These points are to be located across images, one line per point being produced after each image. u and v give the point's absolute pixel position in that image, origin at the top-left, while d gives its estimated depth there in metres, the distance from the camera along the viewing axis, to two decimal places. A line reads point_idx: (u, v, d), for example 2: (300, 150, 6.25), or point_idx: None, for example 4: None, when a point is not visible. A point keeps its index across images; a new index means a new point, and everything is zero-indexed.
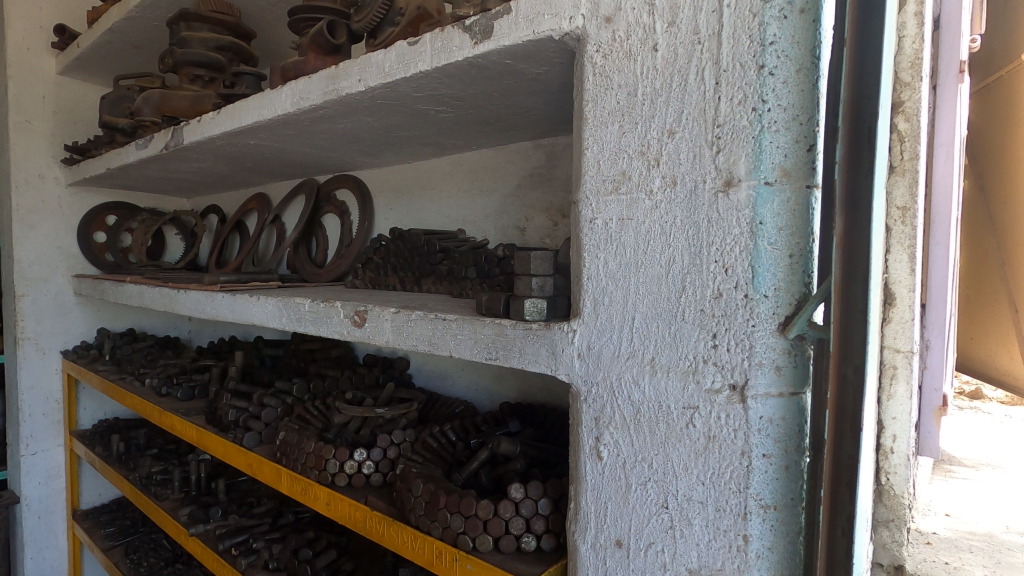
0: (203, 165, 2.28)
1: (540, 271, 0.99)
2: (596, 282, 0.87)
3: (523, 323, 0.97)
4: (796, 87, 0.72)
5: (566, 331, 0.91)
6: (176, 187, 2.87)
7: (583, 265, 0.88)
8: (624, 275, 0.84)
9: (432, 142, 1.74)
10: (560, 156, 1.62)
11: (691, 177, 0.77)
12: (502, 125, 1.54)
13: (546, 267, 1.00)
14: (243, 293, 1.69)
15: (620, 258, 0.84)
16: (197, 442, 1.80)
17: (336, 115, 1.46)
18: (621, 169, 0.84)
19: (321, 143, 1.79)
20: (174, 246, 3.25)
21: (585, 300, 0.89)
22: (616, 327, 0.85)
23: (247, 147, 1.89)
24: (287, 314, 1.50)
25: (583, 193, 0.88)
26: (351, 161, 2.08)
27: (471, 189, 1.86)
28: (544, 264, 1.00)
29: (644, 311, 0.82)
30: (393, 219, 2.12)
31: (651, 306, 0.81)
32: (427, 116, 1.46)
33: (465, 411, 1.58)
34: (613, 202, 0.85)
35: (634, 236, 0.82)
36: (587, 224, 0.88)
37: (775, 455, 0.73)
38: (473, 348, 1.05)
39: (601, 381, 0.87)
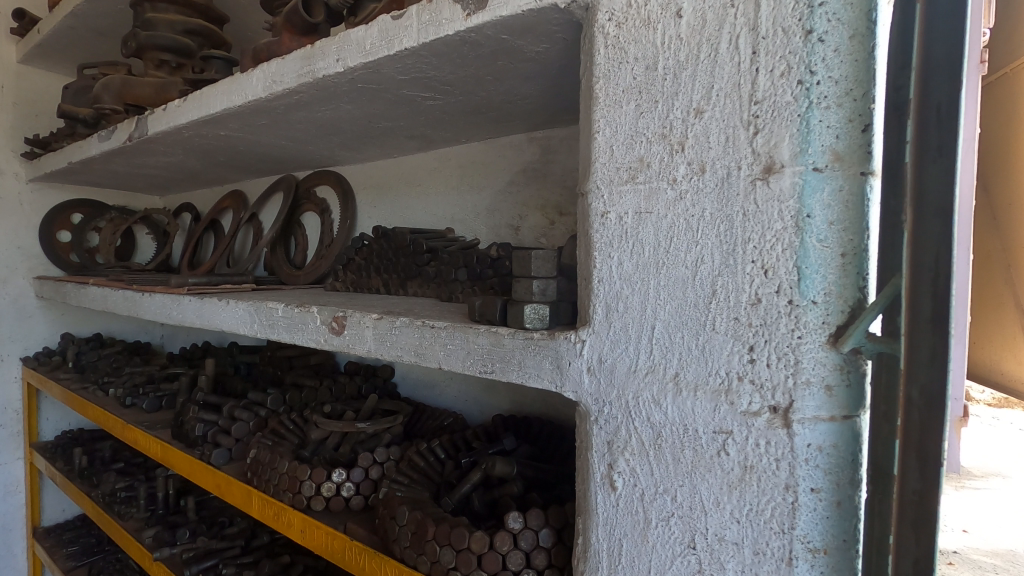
0: (173, 160, 2.13)
1: (542, 272, 0.88)
2: (608, 286, 0.75)
3: (523, 332, 0.85)
4: (849, 57, 0.61)
5: (573, 342, 0.79)
6: (146, 183, 2.71)
7: (593, 266, 0.77)
8: (642, 278, 0.72)
9: (418, 134, 1.62)
10: (556, 150, 1.50)
11: (722, 163, 0.66)
12: (494, 115, 1.42)
13: (548, 268, 0.89)
14: (211, 296, 1.55)
15: (637, 259, 0.73)
16: (161, 459, 1.65)
17: (312, 102, 1.33)
18: (638, 154, 0.72)
19: (298, 135, 1.66)
20: (145, 246, 3.09)
21: (595, 306, 0.77)
22: (633, 338, 0.73)
23: (218, 139, 1.75)
24: (259, 320, 1.37)
25: (593, 183, 0.77)
26: (331, 155, 1.95)
27: (460, 185, 1.74)
28: (547, 264, 0.88)
29: (666, 320, 0.70)
30: (377, 218, 2.00)
31: (674, 315, 0.70)
32: (413, 104, 1.34)
33: (454, 424, 1.46)
34: (629, 192, 0.73)
35: (653, 233, 0.71)
36: (598, 218, 0.76)
37: (825, 490, 0.62)
38: (466, 359, 0.93)
39: (614, 400, 0.75)
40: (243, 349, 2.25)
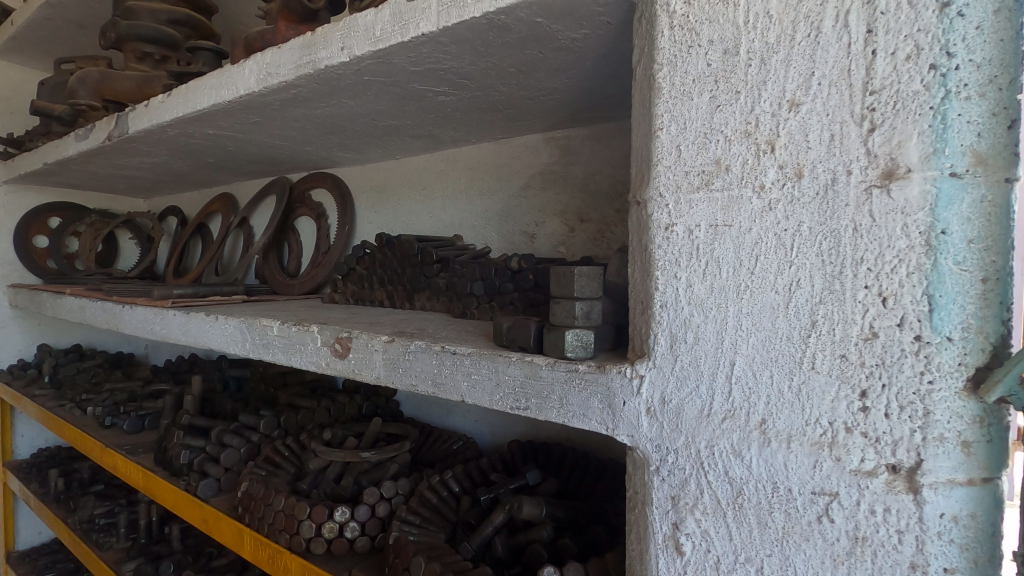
0: (156, 161, 1.99)
1: (583, 292, 0.76)
2: (673, 312, 0.63)
3: (564, 362, 0.73)
4: (994, 36, 0.49)
5: (628, 377, 0.67)
6: (129, 185, 2.56)
7: (654, 288, 0.65)
8: (717, 304, 0.60)
9: (425, 134, 1.50)
10: (577, 151, 1.39)
11: (826, 166, 0.54)
12: (511, 113, 1.30)
13: (589, 288, 0.77)
14: (198, 311, 1.42)
15: (711, 281, 0.61)
16: (143, 488, 1.51)
17: (312, 98, 1.20)
18: (713, 155, 0.60)
19: (293, 134, 1.53)
20: (128, 252, 2.93)
21: (657, 336, 0.65)
22: (706, 375, 0.61)
23: (205, 139, 1.61)
24: (251, 339, 1.23)
25: (654, 189, 0.65)
26: (328, 156, 1.82)
27: (470, 189, 1.62)
28: (588, 283, 0.77)
29: (750, 355, 0.58)
30: (378, 224, 1.87)
31: (760, 350, 0.58)
32: (423, 100, 1.21)
33: (466, 450, 1.34)
34: (701, 201, 0.61)
35: (733, 250, 0.59)
36: (661, 231, 0.64)
37: (960, 570, 0.50)
38: (494, 392, 0.81)
39: (681, 448, 0.63)
40: (233, 363, 2.11)
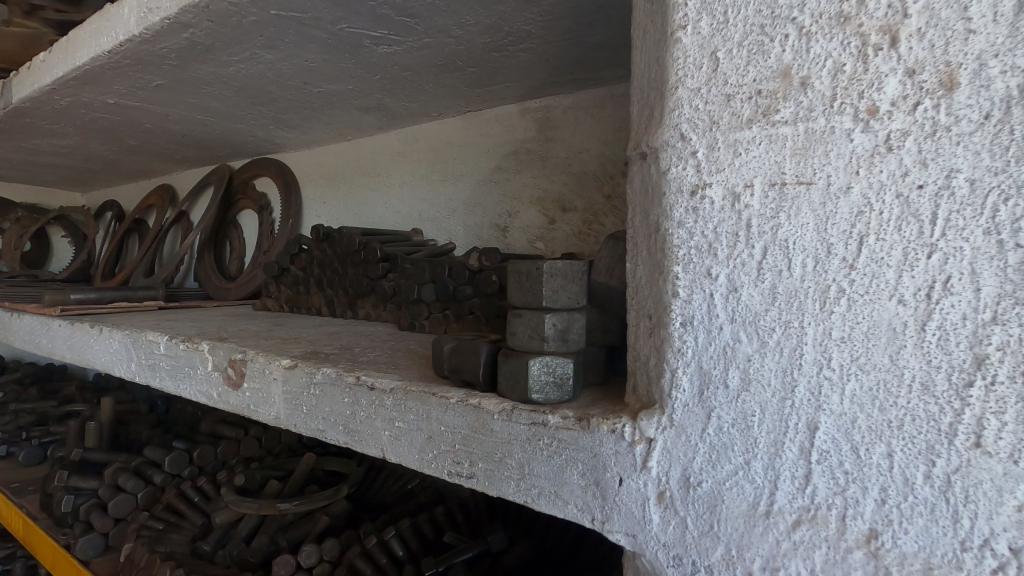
0: (70, 144, 1.70)
1: (560, 302, 0.50)
2: (704, 336, 0.38)
3: (525, 411, 0.47)
4: None
5: (627, 442, 0.41)
6: (57, 176, 2.26)
7: (672, 294, 0.39)
8: (785, 323, 0.35)
9: (375, 105, 1.23)
10: (558, 124, 1.13)
11: (1009, 62, 0.28)
12: (475, 75, 1.04)
13: (569, 296, 0.50)
14: (85, 321, 1.13)
15: (772, 282, 0.35)
16: (24, 540, 1.22)
17: (214, 48, 0.93)
18: (778, 62, 0.35)
19: (214, 105, 1.26)
20: (63, 252, 2.63)
21: (676, 374, 0.39)
22: (763, 446, 0.35)
23: (110, 112, 1.33)
24: (137, 359, 0.96)
25: (673, 130, 0.39)
26: (268, 136, 1.54)
27: (431, 174, 1.35)
28: (567, 288, 0.50)
29: (847, 415, 0.33)
30: (327, 217, 1.59)
31: (866, 407, 0.32)
32: (359, 52, 0.95)
33: (419, 495, 1.07)
34: (754, 144, 0.35)
35: (817, 228, 0.33)
36: (685, 198, 0.38)
37: None
38: (426, 448, 0.54)
39: (717, 566, 0.38)
40: None
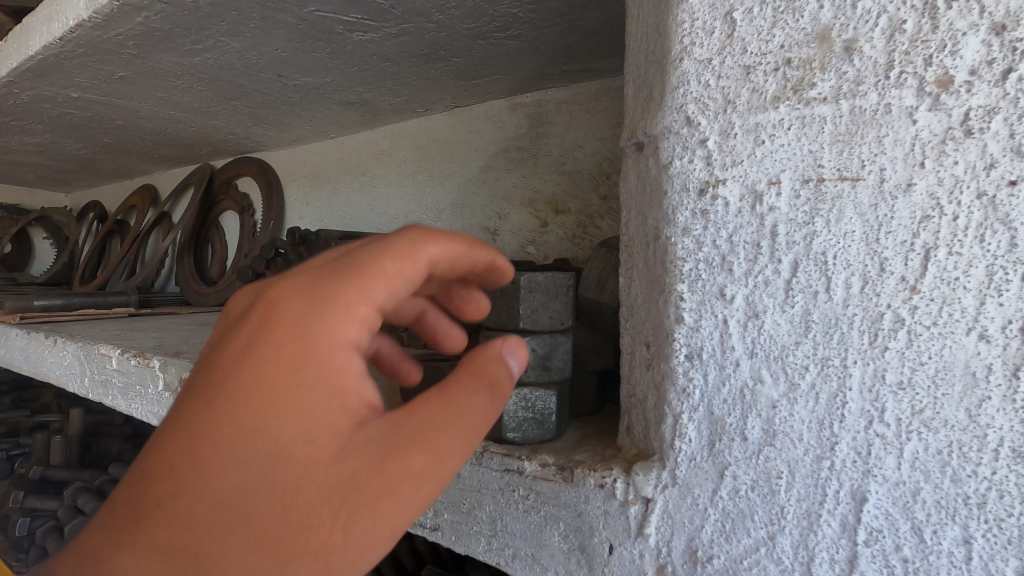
0: (42, 141, 1.62)
1: (539, 322, 0.42)
2: (716, 374, 0.30)
3: (498, 455, 0.39)
4: None
5: (619, 500, 0.33)
6: (38, 176, 2.19)
7: (675, 319, 0.31)
8: (824, 360, 0.27)
9: (355, 99, 1.15)
10: (551, 120, 1.05)
11: None
12: (459, 66, 0.96)
13: (547, 314, 0.42)
14: (41, 330, 1.05)
15: (805, 308, 0.27)
16: None
17: (173, 34, 0.85)
18: (814, 22, 0.27)
19: (185, 100, 1.18)
20: (47, 253, 2.56)
21: (680, 420, 0.31)
22: (793, 518, 0.28)
23: (77, 107, 1.26)
24: (90, 374, 0.88)
25: (674, 111, 0.31)
26: (247, 134, 1.46)
27: (417, 173, 1.27)
28: (548, 304, 0.42)
29: (905, 483, 0.26)
30: (310, 219, 1.51)
31: (935, 473, 0.25)
32: (332, 39, 0.87)
33: None
34: (783, 127, 0.28)
35: (867, 239, 0.26)
36: (691, 199, 0.30)
37: None
38: None
39: None
40: None
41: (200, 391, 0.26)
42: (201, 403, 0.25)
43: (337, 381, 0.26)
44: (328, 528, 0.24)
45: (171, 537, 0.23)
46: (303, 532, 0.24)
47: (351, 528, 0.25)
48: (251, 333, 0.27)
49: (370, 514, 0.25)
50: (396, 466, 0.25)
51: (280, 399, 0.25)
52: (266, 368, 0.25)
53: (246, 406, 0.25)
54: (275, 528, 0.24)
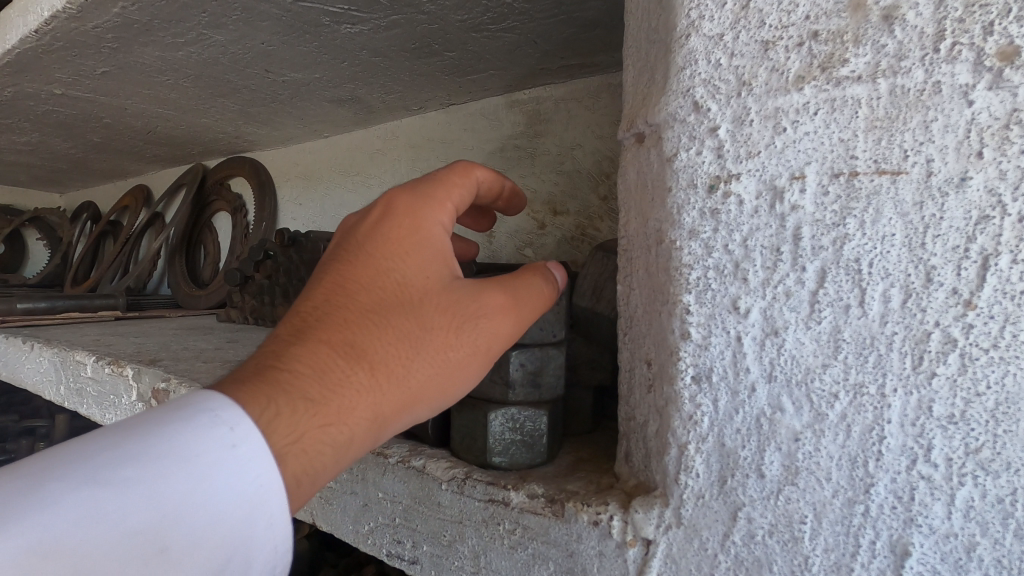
0: (31, 140, 1.59)
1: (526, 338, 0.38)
2: (729, 399, 0.27)
3: (481, 483, 0.35)
4: None
5: (616, 540, 0.30)
6: (31, 175, 2.16)
7: (681, 335, 0.28)
8: (857, 387, 0.24)
9: (347, 96, 1.12)
10: (549, 117, 1.01)
11: None
12: (453, 61, 0.92)
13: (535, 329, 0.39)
14: (19, 335, 1.02)
15: (835, 326, 0.24)
16: None
17: (154, 26, 0.82)
18: None
19: (172, 96, 1.14)
20: (41, 254, 2.53)
21: (686, 451, 0.28)
22: (820, 569, 0.25)
23: (62, 104, 1.22)
24: (65, 382, 0.84)
25: (678, 97, 0.27)
26: (238, 133, 1.43)
27: (411, 173, 1.23)
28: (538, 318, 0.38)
29: (951, 529, 0.23)
30: (304, 220, 1.48)
31: (990, 515, 0.23)
32: (319, 33, 0.83)
33: None
34: (809, 115, 0.24)
35: (909, 245, 0.23)
36: (701, 201, 0.27)
37: None
38: (362, 519, 0.43)
39: None
40: None
41: (338, 257, 0.36)
42: (334, 272, 0.35)
43: (434, 248, 0.36)
44: (442, 340, 0.34)
45: (333, 335, 0.32)
46: (426, 339, 0.33)
47: (458, 342, 0.34)
48: (377, 218, 0.37)
49: (471, 334, 0.34)
50: (489, 301, 0.35)
51: (406, 251, 0.35)
52: (380, 242, 0.36)
53: (382, 255, 0.35)
54: (406, 336, 0.33)
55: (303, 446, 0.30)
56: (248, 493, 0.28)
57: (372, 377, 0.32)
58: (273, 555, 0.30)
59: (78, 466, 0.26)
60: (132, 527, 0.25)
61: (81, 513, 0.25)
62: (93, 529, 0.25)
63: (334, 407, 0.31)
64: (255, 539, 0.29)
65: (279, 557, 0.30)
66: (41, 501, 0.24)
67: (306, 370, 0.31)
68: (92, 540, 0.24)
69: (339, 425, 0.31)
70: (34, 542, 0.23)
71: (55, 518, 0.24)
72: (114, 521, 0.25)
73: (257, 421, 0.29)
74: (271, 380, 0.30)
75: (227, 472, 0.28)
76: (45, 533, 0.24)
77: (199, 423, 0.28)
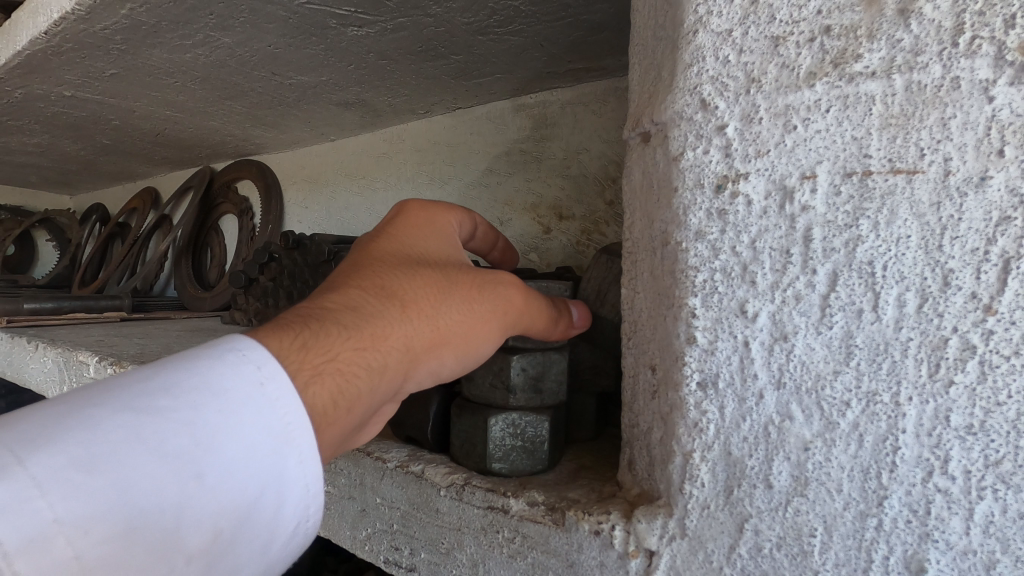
0: (41, 142, 1.61)
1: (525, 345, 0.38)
2: (736, 406, 0.26)
3: (480, 489, 0.35)
4: None
5: (618, 551, 0.29)
6: (42, 177, 2.19)
7: (686, 339, 0.27)
8: (871, 395, 0.23)
9: (353, 100, 1.12)
10: (555, 122, 1.00)
11: None
12: (460, 64, 0.92)
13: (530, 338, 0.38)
14: (25, 334, 1.02)
15: (848, 330, 0.24)
16: None
17: (161, 28, 0.82)
18: None
19: (180, 98, 1.15)
20: (51, 255, 2.56)
21: (691, 460, 0.27)
22: None
23: (72, 106, 1.23)
24: (68, 381, 0.84)
25: (685, 95, 0.26)
26: (246, 136, 1.44)
27: (417, 177, 1.23)
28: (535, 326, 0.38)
29: (971, 545, 0.22)
30: (309, 223, 1.48)
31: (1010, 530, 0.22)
32: (326, 35, 0.83)
33: None
34: (821, 112, 0.24)
35: (925, 246, 0.22)
36: (708, 201, 0.26)
37: None
38: (360, 524, 0.43)
39: None
40: None
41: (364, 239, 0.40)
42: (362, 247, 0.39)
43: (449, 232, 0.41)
44: (468, 294, 0.36)
45: (367, 282, 0.35)
46: (451, 292, 0.36)
47: (481, 296, 0.36)
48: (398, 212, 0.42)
49: (494, 289, 0.37)
50: (507, 272, 0.38)
51: (429, 236, 0.40)
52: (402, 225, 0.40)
53: (406, 233, 0.39)
54: (434, 287, 0.36)
55: (338, 368, 0.31)
56: (280, 425, 0.29)
57: (404, 314, 0.34)
58: (302, 498, 0.31)
59: (114, 398, 0.26)
60: (174, 447, 0.26)
61: (124, 432, 0.25)
62: (136, 446, 0.25)
63: (368, 336, 0.33)
64: (287, 476, 0.29)
65: (309, 501, 0.31)
66: (83, 422, 0.25)
67: (342, 306, 0.33)
68: (136, 457, 0.25)
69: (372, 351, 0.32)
70: (80, 455, 0.24)
71: (100, 436, 0.25)
72: (156, 438, 0.26)
73: (296, 346, 0.31)
74: (308, 314, 0.32)
75: (259, 404, 0.29)
76: (91, 447, 0.24)
77: (231, 358, 0.30)
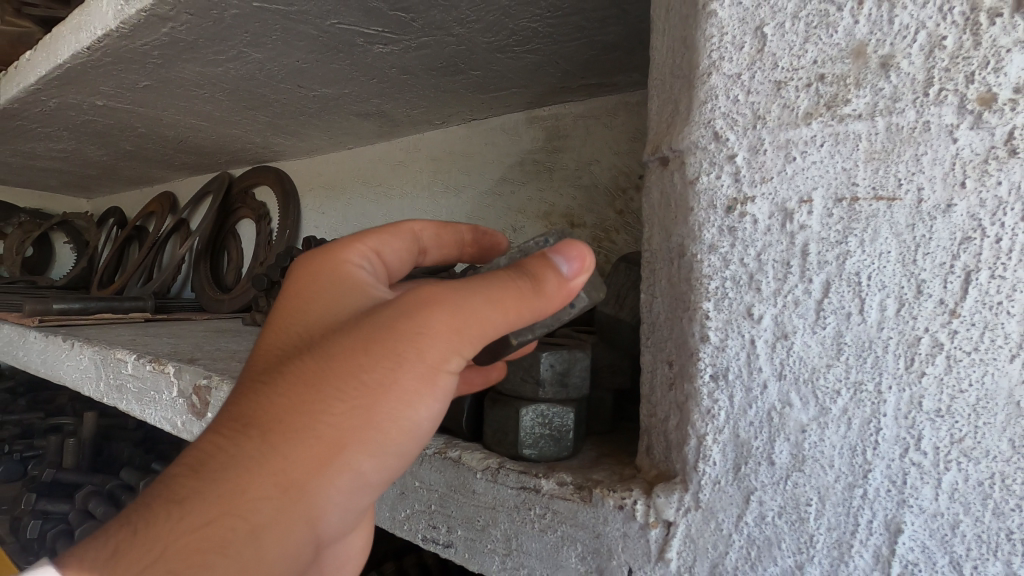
0: (66, 148, 1.66)
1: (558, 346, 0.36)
2: (743, 395, 0.30)
3: (514, 472, 0.39)
4: None
5: (640, 524, 0.33)
6: (61, 181, 2.24)
7: (700, 338, 0.31)
8: (857, 385, 0.27)
9: (373, 110, 1.16)
10: (568, 133, 1.05)
11: None
12: (478, 79, 0.96)
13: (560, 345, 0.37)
14: (60, 334, 1.07)
15: (838, 330, 0.28)
16: None
17: (197, 44, 0.87)
18: (849, 38, 0.27)
19: (207, 108, 1.20)
20: (67, 258, 2.61)
21: (704, 442, 0.31)
22: (824, 546, 0.28)
23: (102, 114, 1.28)
24: (105, 378, 0.88)
25: (699, 128, 0.31)
26: (266, 143, 1.48)
27: (432, 184, 1.28)
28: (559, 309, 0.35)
29: (942, 512, 0.26)
30: (325, 228, 1.53)
31: (972, 498, 0.26)
32: (353, 51, 0.88)
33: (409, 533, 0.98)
34: (815, 146, 0.28)
35: (902, 260, 0.26)
36: (719, 219, 0.30)
37: None
38: (398, 506, 0.47)
39: None
40: None
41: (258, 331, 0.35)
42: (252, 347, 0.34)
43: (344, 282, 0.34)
44: (352, 369, 0.29)
45: (227, 413, 0.30)
46: (332, 372, 0.29)
47: (374, 364, 0.29)
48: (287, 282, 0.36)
49: (389, 347, 0.29)
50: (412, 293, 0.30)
51: (312, 299, 0.33)
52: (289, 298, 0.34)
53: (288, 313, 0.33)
54: (307, 382, 0.29)
55: (197, 548, 0.27)
56: None
57: (270, 442, 0.28)
58: None
59: None
60: None
61: None
62: None
63: (234, 487, 0.28)
64: None
65: None
66: None
67: (197, 463, 0.28)
68: None
69: (243, 508, 0.27)
70: None
71: None
72: None
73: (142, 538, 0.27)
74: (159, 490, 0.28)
75: None
76: None
77: None
